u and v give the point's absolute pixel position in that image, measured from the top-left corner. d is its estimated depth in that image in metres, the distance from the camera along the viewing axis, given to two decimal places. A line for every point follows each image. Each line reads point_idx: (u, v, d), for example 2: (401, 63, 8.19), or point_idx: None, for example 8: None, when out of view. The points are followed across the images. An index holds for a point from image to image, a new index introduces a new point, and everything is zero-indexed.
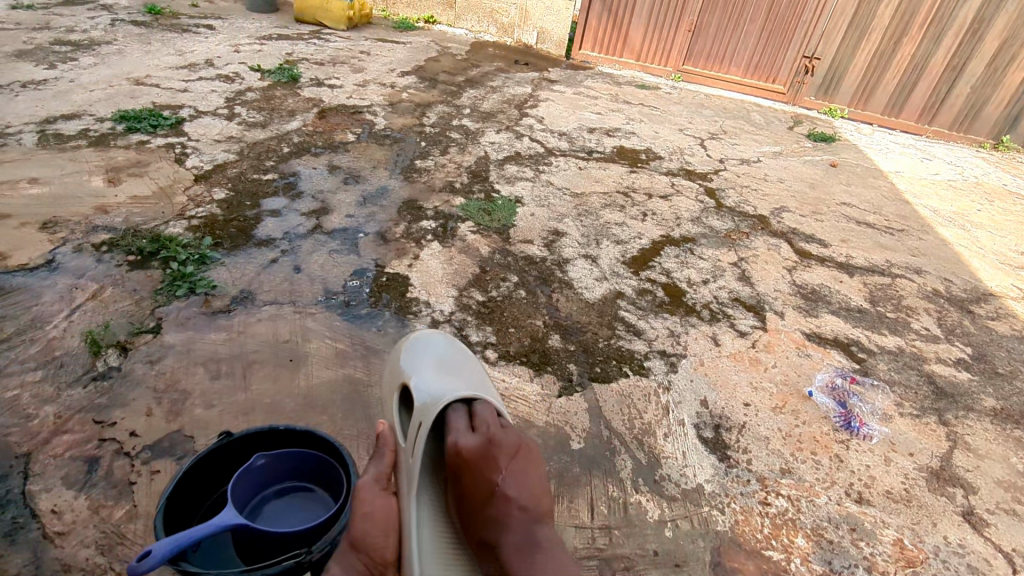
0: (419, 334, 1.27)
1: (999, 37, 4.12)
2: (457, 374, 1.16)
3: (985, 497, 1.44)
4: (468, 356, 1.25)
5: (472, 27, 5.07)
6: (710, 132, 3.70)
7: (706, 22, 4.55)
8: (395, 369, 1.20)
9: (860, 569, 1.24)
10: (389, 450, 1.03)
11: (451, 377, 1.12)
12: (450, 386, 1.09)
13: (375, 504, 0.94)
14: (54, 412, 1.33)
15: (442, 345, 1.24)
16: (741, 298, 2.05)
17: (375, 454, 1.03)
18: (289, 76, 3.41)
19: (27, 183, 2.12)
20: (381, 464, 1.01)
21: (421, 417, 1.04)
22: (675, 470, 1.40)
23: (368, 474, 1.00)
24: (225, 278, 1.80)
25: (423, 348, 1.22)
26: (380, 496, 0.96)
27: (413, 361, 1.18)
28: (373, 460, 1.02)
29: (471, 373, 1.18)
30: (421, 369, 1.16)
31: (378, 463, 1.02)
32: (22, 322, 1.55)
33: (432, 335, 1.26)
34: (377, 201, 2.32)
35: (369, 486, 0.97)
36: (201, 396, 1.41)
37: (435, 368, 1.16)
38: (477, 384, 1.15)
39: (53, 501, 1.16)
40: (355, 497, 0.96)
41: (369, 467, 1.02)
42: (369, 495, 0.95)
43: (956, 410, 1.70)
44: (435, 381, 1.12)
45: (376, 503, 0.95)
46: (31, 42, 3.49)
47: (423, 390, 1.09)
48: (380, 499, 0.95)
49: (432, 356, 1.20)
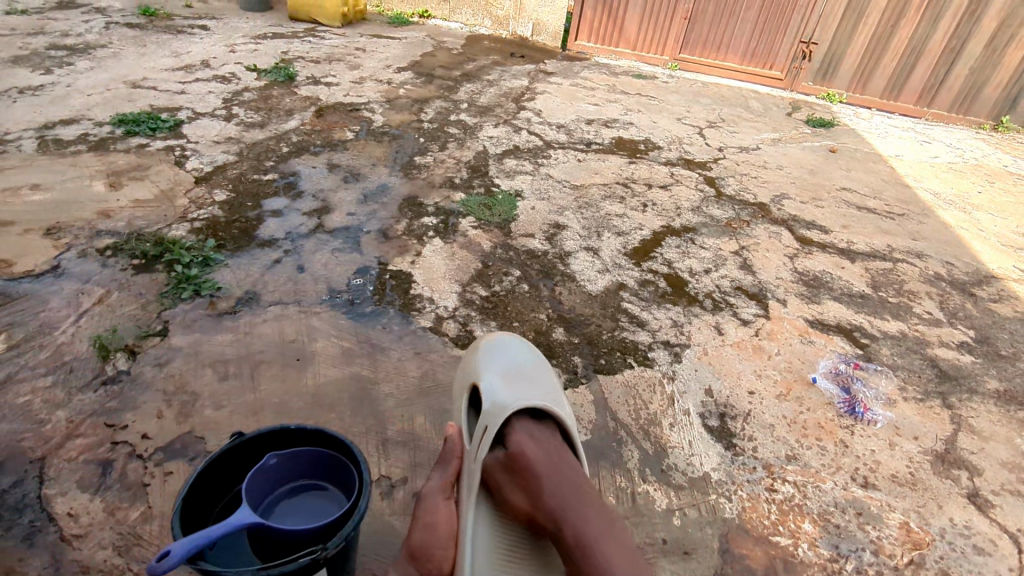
0: (492, 339, 1.34)
1: (997, 17, 4.09)
2: (526, 381, 1.22)
3: (990, 479, 1.45)
4: (542, 368, 1.30)
5: (467, 20, 5.04)
6: (708, 120, 3.70)
7: (702, 10, 4.52)
8: (468, 375, 1.27)
9: (867, 552, 1.26)
10: (455, 456, 1.07)
11: (521, 388, 1.19)
12: (517, 394, 1.16)
13: (436, 511, 0.99)
14: (65, 417, 1.34)
15: (514, 352, 1.30)
16: (743, 287, 2.05)
17: (442, 460, 1.08)
18: (286, 75, 3.41)
19: (29, 190, 2.13)
20: (446, 470, 1.06)
21: (486, 423, 1.11)
22: (682, 459, 1.41)
23: (433, 481, 1.05)
24: (230, 279, 1.81)
25: (497, 353, 1.29)
26: (442, 503, 1.01)
27: (485, 367, 1.25)
28: (438, 466, 1.07)
29: (539, 382, 1.24)
30: (493, 376, 1.22)
31: (444, 468, 1.07)
32: (30, 328, 1.56)
33: (506, 344, 1.32)
34: (378, 198, 2.33)
35: (433, 493, 1.03)
36: (210, 397, 1.43)
37: (504, 377, 1.22)
38: (545, 394, 1.20)
39: (69, 504, 1.18)
40: (420, 501, 1.01)
41: (434, 472, 1.07)
42: (432, 503, 1.01)
43: (960, 393, 1.71)
44: (502, 388, 1.19)
45: (439, 510, 1.00)
46: (26, 48, 3.48)
47: (489, 396, 1.16)
48: (443, 505, 1.00)
49: (505, 364, 1.26)
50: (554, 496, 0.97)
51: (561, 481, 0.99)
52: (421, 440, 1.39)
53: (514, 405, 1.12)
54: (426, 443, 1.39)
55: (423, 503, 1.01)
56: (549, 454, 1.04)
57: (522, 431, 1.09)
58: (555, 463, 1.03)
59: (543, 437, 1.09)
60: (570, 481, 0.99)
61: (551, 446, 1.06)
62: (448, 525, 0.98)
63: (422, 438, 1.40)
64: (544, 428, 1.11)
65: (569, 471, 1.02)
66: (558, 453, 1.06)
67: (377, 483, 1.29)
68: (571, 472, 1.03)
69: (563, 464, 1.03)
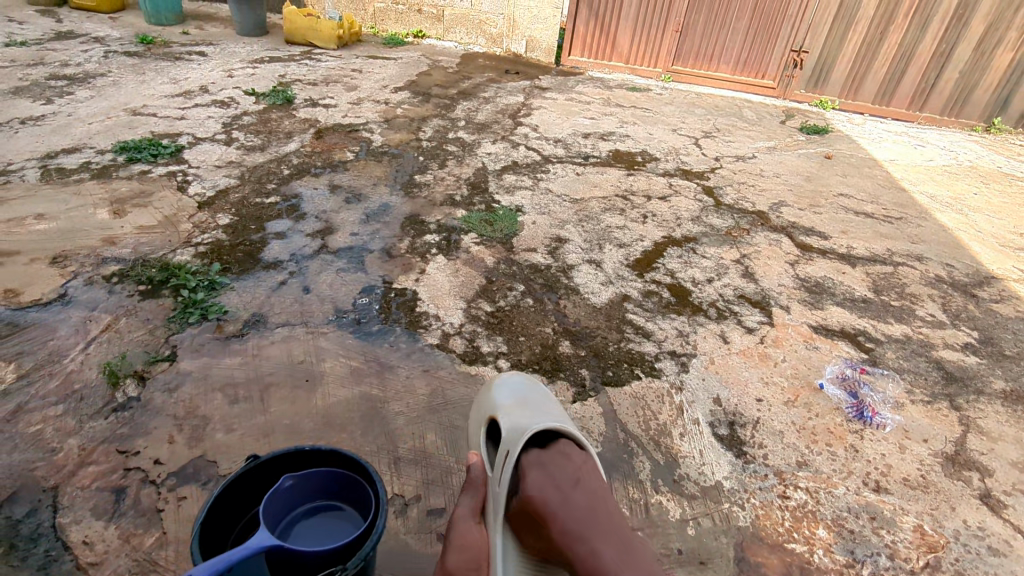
0: (502, 374, 1.37)
1: (984, 21, 4.16)
2: (544, 410, 1.22)
3: (1001, 479, 1.45)
4: (549, 398, 1.31)
5: (460, 39, 5.12)
6: (703, 130, 3.74)
7: (693, 22, 4.59)
8: (483, 407, 1.29)
9: (883, 556, 1.25)
10: (480, 482, 1.08)
11: (535, 412, 1.20)
12: (531, 418, 1.17)
13: (469, 534, 0.99)
14: (77, 444, 1.35)
15: (526, 383, 1.32)
16: (746, 295, 2.07)
17: (467, 486, 1.09)
18: (284, 99, 3.46)
19: (34, 220, 2.15)
20: (473, 495, 1.07)
21: (508, 446, 1.10)
22: (693, 468, 1.42)
23: (463, 504, 1.06)
24: (236, 302, 1.82)
25: (511, 385, 1.31)
26: (474, 526, 1.01)
27: (499, 398, 1.26)
28: (466, 491, 1.08)
29: (552, 409, 1.24)
30: (508, 403, 1.24)
31: (471, 494, 1.07)
32: (39, 357, 1.57)
33: (517, 378, 1.34)
34: (380, 218, 2.35)
35: (465, 516, 1.03)
36: (222, 421, 1.43)
37: (520, 405, 1.23)
38: (557, 418, 1.20)
39: (84, 532, 1.18)
40: (452, 526, 1.01)
41: (463, 498, 1.07)
42: (464, 527, 1.01)
43: (967, 394, 1.71)
44: (521, 415, 1.19)
45: (470, 534, 1.00)
46: (26, 79, 3.53)
47: (509, 423, 1.17)
48: (475, 528, 1.01)
49: (516, 393, 1.28)
50: (564, 536, 0.92)
51: (575, 518, 0.94)
52: (432, 457, 1.40)
53: (533, 426, 1.11)
54: (438, 461, 1.39)
55: (455, 527, 1.01)
56: (557, 484, 0.99)
57: (533, 466, 1.04)
58: (566, 493, 0.98)
59: (552, 463, 1.05)
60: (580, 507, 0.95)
61: (557, 476, 1.01)
62: (481, 547, 0.98)
63: (434, 455, 1.40)
64: (554, 455, 1.06)
65: (581, 496, 0.98)
66: (567, 481, 1.01)
67: (391, 502, 1.29)
68: (583, 494, 0.99)
69: (575, 492, 0.99)
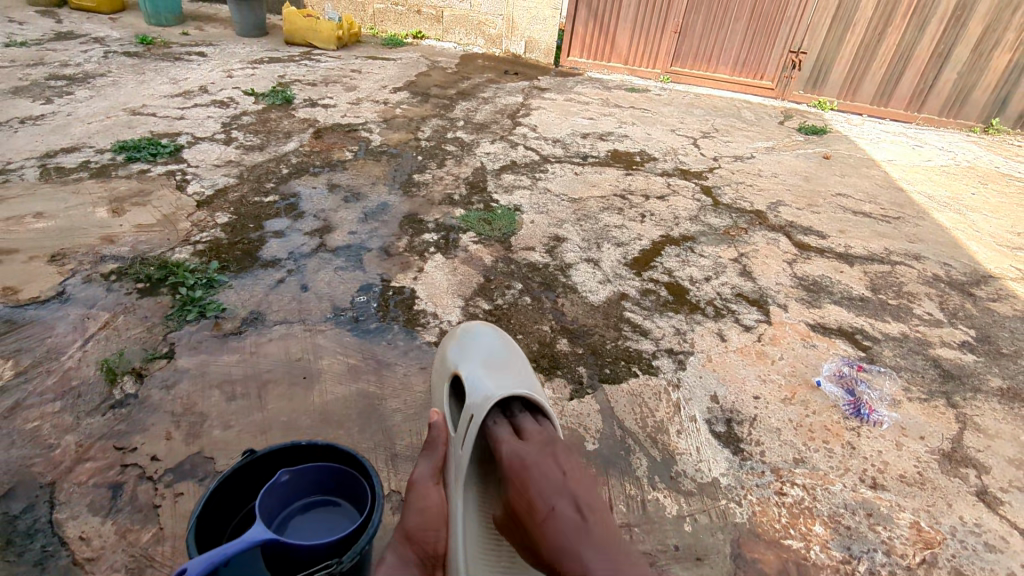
0: (468, 334, 1.42)
1: (982, 22, 4.17)
2: (506, 371, 1.28)
3: (998, 476, 1.45)
4: (514, 356, 1.38)
5: (460, 40, 5.13)
6: (702, 131, 3.75)
7: (692, 23, 4.60)
8: (448, 365, 1.35)
9: (879, 553, 1.25)
10: (441, 443, 1.12)
11: (499, 376, 1.25)
12: (497, 383, 1.22)
13: (428, 497, 1.02)
14: (74, 440, 1.35)
15: (491, 345, 1.38)
16: (744, 293, 2.07)
17: (428, 447, 1.13)
18: (283, 99, 3.46)
19: (33, 218, 2.15)
20: (433, 457, 1.11)
21: (473, 412, 1.14)
22: (690, 465, 1.42)
23: (422, 467, 1.09)
24: (234, 300, 1.82)
25: (476, 346, 1.36)
26: (433, 488, 1.04)
27: (464, 359, 1.32)
28: (426, 453, 1.11)
29: (516, 372, 1.29)
30: (473, 366, 1.29)
31: (431, 456, 1.11)
32: (37, 354, 1.57)
33: (482, 337, 1.40)
34: (378, 216, 2.35)
35: (424, 478, 1.07)
36: (219, 417, 1.43)
37: (485, 367, 1.28)
38: (521, 381, 1.26)
39: (81, 528, 1.18)
40: (411, 487, 1.04)
41: (422, 459, 1.11)
42: (424, 488, 1.04)
43: (964, 392, 1.71)
44: (486, 378, 1.24)
45: (429, 496, 1.03)
46: (26, 79, 3.54)
47: (473, 385, 1.22)
48: (433, 490, 1.04)
49: (481, 355, 1.33)
50: (550, 541, 0.89)
51: (559, 520, 0.90)
52: None
53: (499, 393, 1.16)
54: None
55: (414, 489, 1.04)
56: (544, 489, 0.96)
57: (518, 463, 1.02)
58: (551, 495, 0.95)
59: (541, 464, 1.01)
60: (567, 514, 0.91)
61: (546, 480, 0.97)
62: (438, 511, 1.01)
63: None
64: (543, 454, 1.04)
65: (569, 502, 0.93)
66: (555, 485, 0.97)
67: (387, 498, 1.29)
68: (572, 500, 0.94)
69: (561, 493, 0.95)
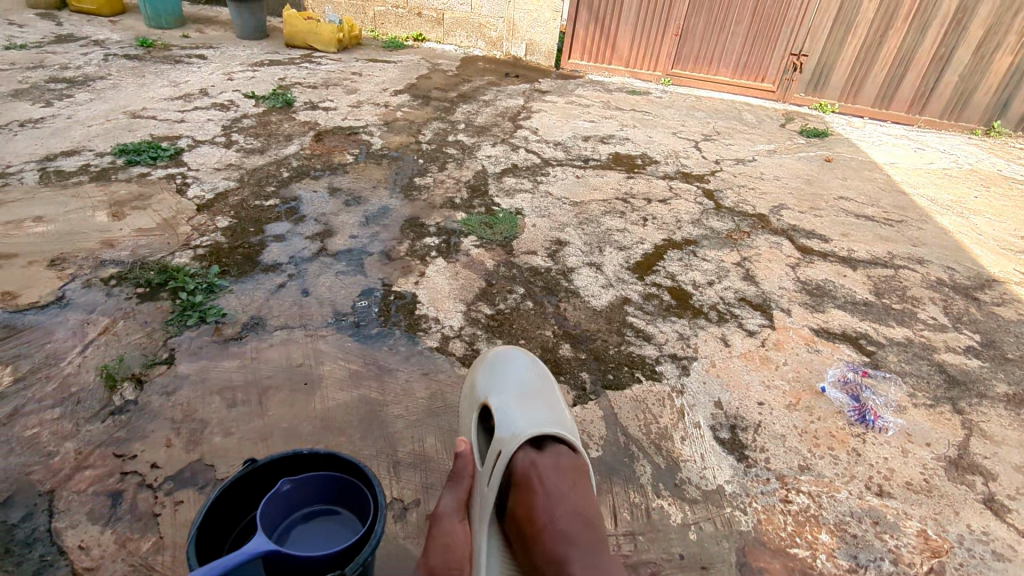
0: (499, 357, 1.35)
1: (984, 24, 4.16)
2: (536, 401, 1.22)
3: (1005, 483, 1.44)
4: (548, 384, 1.32)
5: (460, 42, 5.12)
6: (703, 133, 3.74)
7: (693, 26, 4.60)
8: (477, 392, 1.29)
9: (886, 561, 1.24)
10: (467, 475, 1.09)
11: (534, 409, 1.19)
12: (529, 418, 1.16)
13: (453, 534, 1.00)
14: (74, 448, 1.34)
15: (524, 370, 1.32)
16: (747, 298, 2.06)
17: (454, 478, 1.09)
18: (284, 102, 3.46)
19: (32, 222, 2.14)
20: (459, 490, 1.08)
21: (501, 447, 1.10)
22: (694, 472, 1.41)
23: (447, 500, 1.06)
24: (234, 304, 1.81)
25: (508, 371, 1.30)
26: (458, 524, 1.02)
27: (497, 387, 1.26)
28: (451, 485, 1.09)
29: (550, 404, 1.24)
30: (505, 396, 1.23)
31: (456, 488, 1.08)
32: (36, 360, 1.56)
33: (516, 363, 1.33)
34: (379, 220, 2.34)
35: (448, 512, 1.04)
36: (219, 424, 1.42)
37: (517, 398, 1.23)
38: (555, 418, 1.20)
39: (80, 537, 1.17)
40: (436, 522, 1.01)
41: (447, 492, 1.08)
42: (449, 523, 1.01)
43: (970, 398, 1.70)
44: (516, 411, 1.19)
45: (454, 533, 1.00)
46: (26, 81, 3.53)
47: (504, 420, 1.16)
48: (459, 527, 1.01)
49: (514, 383, 1.27)
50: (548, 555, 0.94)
51: (557, 537, 0.96)
52: (432, 462, 1.39)
53: (529, 432, 1.11)
54: (438, 464, 1.38)
55: (440, 524, 1.01)
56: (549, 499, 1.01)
57: (526, 470, 1.06)
58: (551, 508, 0.99)
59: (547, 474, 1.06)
60: (569, 529, 0.97)
61: (552, 490, 1.02)
62: (464, 547, 0.98)
63: (433, 459, 1.39)
64: (552, 465, 1.07)
65: (569, 517, 0.98)
66: (559, 497, 1.01)
67: (389, 506, 1.28)
68: (573, 517, 0.99)
69: (562, 507, 1.00)
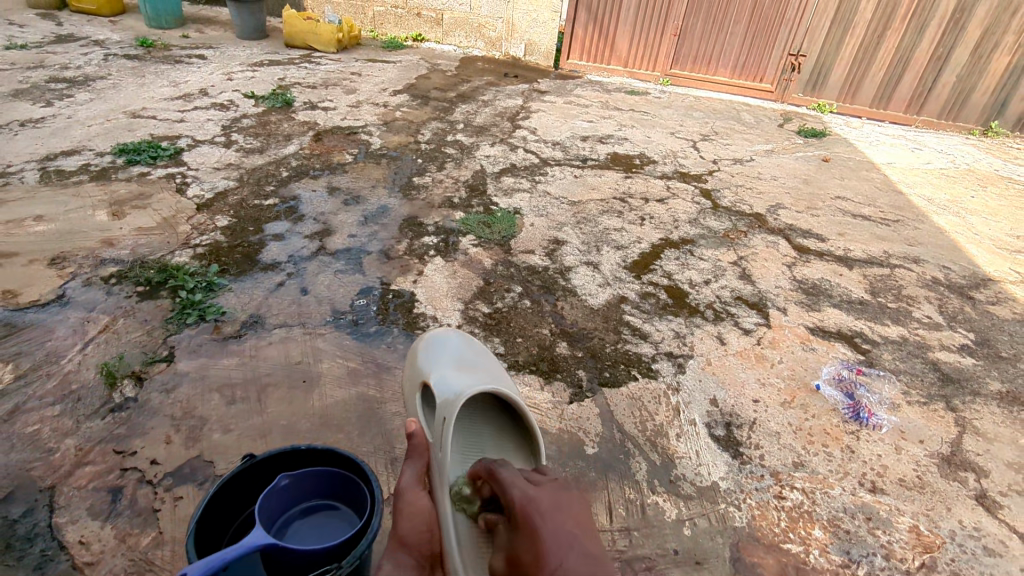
0: (432, 340, 1.39)
1: (981, 25, 4.17)
2: (475, 371, 1.26)
3: (997, 480, 1.45)
4: (484, 359, 1.36)
5: (459, 43, 5.14)
6: (701, 133, 3.75)
7: (691, 26, 4.62)
8: (417, 374, 1.32)
9: (878, 557, 1.25)
10: (421, 449, 1.10)
11: (471, 377, 1.22)
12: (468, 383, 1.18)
13: (417, 501, 1.02)
14: (74, 444, 1.35)
15: (459, 349, 1.36)
16: (743, 296, 2.07)
17: (410, 454, 1.10)
18: (283, 101, 3.47)
19: (32, 222, 2.15)
20: (417, 463, 1.09)
21: (446, 413, 1.12)
22: (689, 469, 1.42)
23: (407, 474, 1.08)
24: (233, 303, 1.83)
25: (443, 351, 1.34)
26: (420, 494, 1.04)
27: (434, 366, 1.29)
28: (409, 460, 1.10)
29: (487, 372, 1.27)
30: (444, 371, 1.26)
31: (415, 461, 1.09)
32: (36, 357, 1.57)
33: (449, 342, 1.38)
34: (378, 219, 2.36)
35: (410, 485, 1.06)
36: (219, 421, 1.43)
37: (455, 370, 1.26)
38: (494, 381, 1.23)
39: (80, 532, 1.18)
40: (399, 495, 1.04)
41: (406, 466, 1.09)
42: (411, 494, 1.04)
43: (963, 396, 1.72)
44: (456, 380, 1.21)
45: (417, 501, 1.02)
46: (26, 81, 3.54)
47: (445, 389, 1.18)
48: (420, 496, 1.03)
49: (451, 359, 1.31)
50: None
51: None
52: None
53: (469, 389, 1.13)
54: None
55: (402, 496, 1.03)
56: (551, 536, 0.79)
57: (525, 507, 0.86)
58: (553, 547, 0.77)
59: (550, 510, 0.85)
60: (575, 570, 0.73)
61: (553, 525, 0.81)
62: (428, 514, 1.01)
63: None
64: (558, 502, 0.87)
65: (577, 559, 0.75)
66: (563, 536, 0.79)
67: (386, 502, 1.29)
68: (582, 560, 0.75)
69: (568, 547, 0.77)
